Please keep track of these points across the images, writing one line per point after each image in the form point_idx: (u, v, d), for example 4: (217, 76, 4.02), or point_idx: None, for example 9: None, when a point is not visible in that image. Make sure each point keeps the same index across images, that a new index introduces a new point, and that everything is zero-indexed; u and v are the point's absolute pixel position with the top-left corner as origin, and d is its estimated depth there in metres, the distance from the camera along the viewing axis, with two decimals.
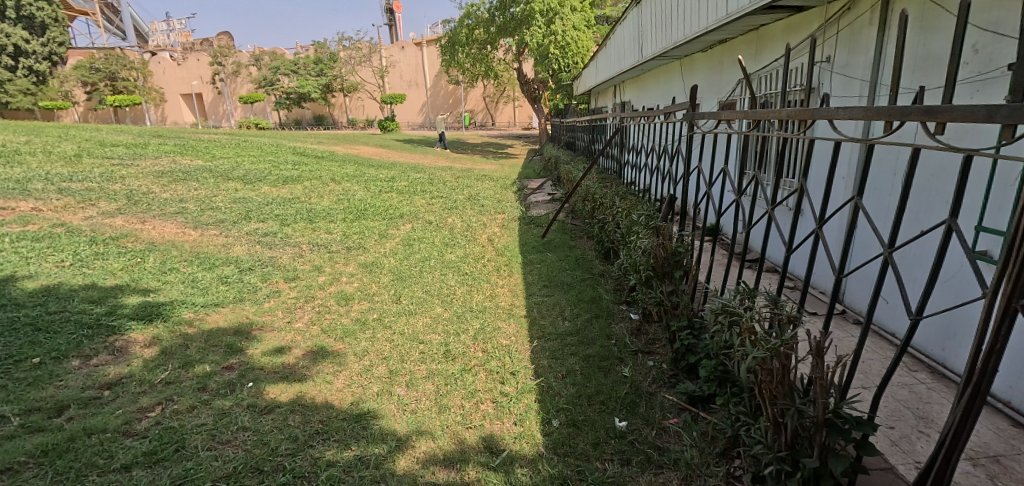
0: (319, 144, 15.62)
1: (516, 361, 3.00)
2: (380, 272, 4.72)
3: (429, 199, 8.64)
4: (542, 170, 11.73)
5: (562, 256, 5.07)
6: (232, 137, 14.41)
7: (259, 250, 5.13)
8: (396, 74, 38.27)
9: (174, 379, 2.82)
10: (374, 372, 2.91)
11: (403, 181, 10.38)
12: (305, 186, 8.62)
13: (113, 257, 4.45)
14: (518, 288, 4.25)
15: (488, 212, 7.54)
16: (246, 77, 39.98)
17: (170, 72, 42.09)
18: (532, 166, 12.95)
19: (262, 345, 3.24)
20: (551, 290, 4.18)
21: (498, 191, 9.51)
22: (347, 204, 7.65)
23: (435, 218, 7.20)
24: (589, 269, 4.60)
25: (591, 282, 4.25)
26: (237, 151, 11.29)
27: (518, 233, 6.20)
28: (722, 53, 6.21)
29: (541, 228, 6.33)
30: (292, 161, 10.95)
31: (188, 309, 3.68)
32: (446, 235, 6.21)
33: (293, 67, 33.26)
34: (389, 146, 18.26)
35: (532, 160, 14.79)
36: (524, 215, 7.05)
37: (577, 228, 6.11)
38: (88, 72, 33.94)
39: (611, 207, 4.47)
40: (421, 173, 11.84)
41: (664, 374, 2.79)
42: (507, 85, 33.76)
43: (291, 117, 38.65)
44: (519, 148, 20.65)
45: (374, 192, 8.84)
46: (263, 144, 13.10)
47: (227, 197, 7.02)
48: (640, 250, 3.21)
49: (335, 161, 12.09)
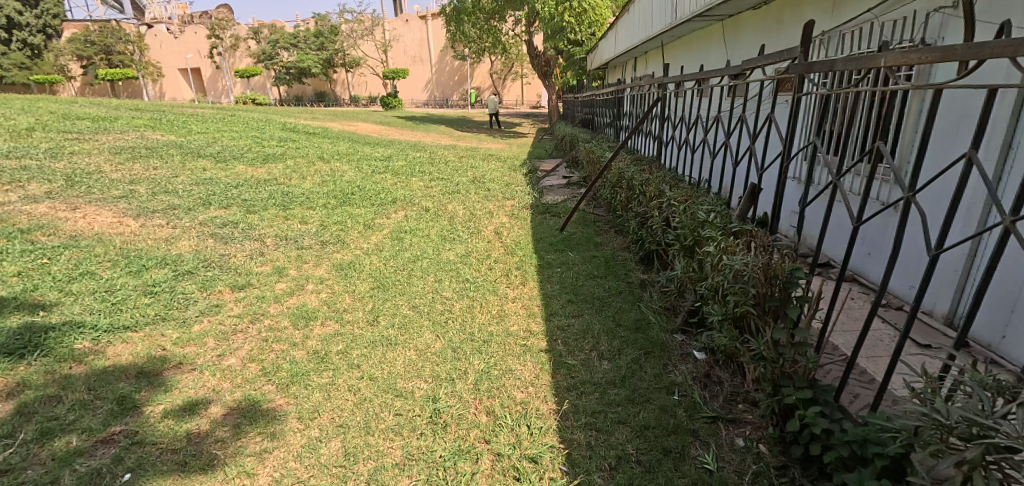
0: (314, 119, 14.54)
1: (537, 436, 2.02)
2: (358, 277, 3.69)
3: (429, 182, 7.58)
4: (555, 150, 10.61)
5: (588, 258, 4.04)
6: (219, 111, 13.31)
7: (210, 245, 4.11)
8: (400, 49, 36.77)
9: (13, 467, 1.85)
10: (322, 454, 1.93)
11: (401, 161, 9.30)
12: (287, 165, 7.58)
13: (12, 256, 3.45)
14: (534, 302, 3.24)
15: (496, 197, 6.49)
16: (245, 51, 38.60)
17: (167, 45, 40.76)
18: (543, 146, 11.83)
19: (170, 399, 2.25)
20: (578, 306, 3.17)
21: (507, 173, 8.44)
22: (332, 187, 6.61)
23: (435, 204, 6.15)
24: (625, 276, 3.58)
25: (631, 297, 3.24)
26: (219, 126, 10.22)
27: (531, 225, 5.17)
28: (780, 9, 5.03)
29: (559, 218, 5.29)
30: (278, 137, 9.88)
31: (85, 336, 2.69)
32: (446, 226, 5.17)
33: (292, 42, 31.86)
34: (390, 123, 17.11)
35: (543, 139, 13.66)
36: (537, 202, 5.99)
37: (601, 220, 5.06)
38: (82, 46, 32.89)
39: (657, 197, 3.41)
40: (422, 152, 10.75)
41: (766, 469, 1.82)
42: (515, 60, 32.22)
43: (293, 94, 37.47)
44: (528, 127, 19.43)
45: (367, 173, 7.78)
46: (251, 119, 12.02)
47: (190, 178, 5.99)
48: (723, 270, 2.13)
49: (327, 137, 11.01)
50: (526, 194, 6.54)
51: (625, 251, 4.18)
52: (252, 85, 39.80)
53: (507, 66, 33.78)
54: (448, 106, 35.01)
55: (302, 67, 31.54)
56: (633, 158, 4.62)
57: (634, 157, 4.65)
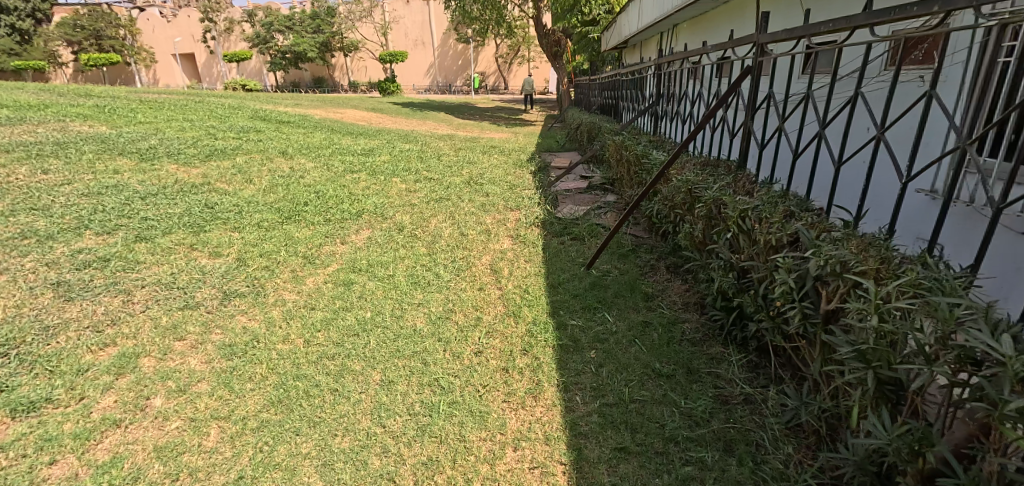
0: (297, 106, 12.90)
1: None
2: (253, 373, 2.18)
3: (416, 183, 6.00)
4: (570, 140, 8.99)
5: (639, 329, 2.51)
6: (187, 97, 11.72)
7: (37, 310, 2.61)
8: (400, 31, 34.79)
9: None
10: None
11: (385, 155, 7.70)
12: (236, 162, 6.00)
13: None
14: (552, 452, 1.75)
15: (496, 207, 4.92)
16: (240, 34, 36.84)
17: (160, 29, 39.08)
18: (555, 136, 10.19)
19: None
20: (638, 467, 1.67)
21: (512, 171, 6.83)
22: (283, 191, 5.05)
23: (414, 218, 4.56)
24: (713, 380, 2.06)
25: (739, 443, 1.74)
26: (174, 114, 8.64)
27: (545, 253, 3.63)
28: None
29: (583, 244, 3.75)
30: (241, 126, 8.28)
31: None
32: (424, 255, 3.60)
33: (288, 24, 29.97)
34: (383, 109, 15.42)
35: (554, 128, 12.02)
36: (551, 216, 4.40)
37: (645, 251, 3.52)
38: (70, 31, 31.36)
39: (782, 249, 1.85)
40: (413, 144, 9.13)
41: None
42: (522, 42, 30.29)
43: (290, 80, 35.87)
44: (536, 114, 17.71)
45: (337, 171, 6.18)
46: (218, 106, 10.40)
47: (83, 185, 4.45)
48: None
49: (303, 126, 9.40)
50: (536, 202, 4.96)
51: (697, 315, 2.62)
52: (247, 69, 38.11)
53: (514, 48, 31.83)
54: (451, 92, 33.25)
55: (299, 52, 29.80)
56: (700, 160, 2.97)
57: (700, 159, 3.00)
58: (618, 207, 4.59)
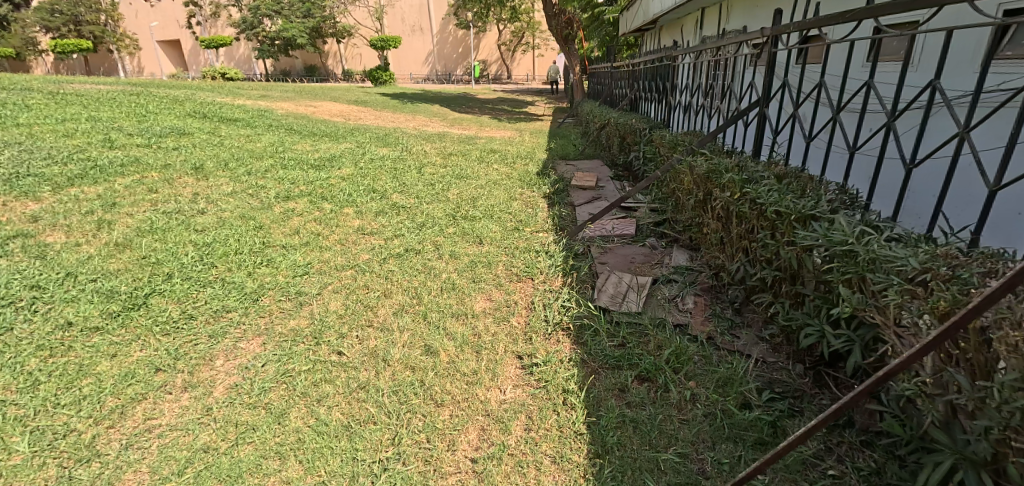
0: (262, 98, 10.82)
1: None
2: None
3: (378, 216, 4.05)
4: (591, 143, 7.05)
5: None
6: (124, 88, 9.62)
7: None
8: (396, 16, 32.54)
9: None
10: None
11: (348, 164, 5.71)
12: (110, 188, 4.04)
13: None
14: None
15: (494, 272, 3.02)
16: (227, 18, 34.43)
17: (143, 13, 36.68)
18: (569, 137, 8.24)
19: None
20: None
21: (518, 192, 4.89)
22: (149, 244, 3.11)
23: (352, 300, 2.63)
24: None
25: None
26: (78, 110, 6.60)
27: (591, 421, 1.77)
28: None
29: (667, 391, 1.91)
30: (162, 125, 6.30)
31: None
32: (337, 437, 1.71)
33: (276, 8, 27.49)
34: (368, 101, 13.34)
35: (565, 126, 10.05)
36: (592, 305, 2.52)
37: (807, 431, 1.70)
38: (46, 16, 29.12)
39: None
40: (391, 147, 7.13)
41: None
42: (527, 28, 28.18)
43: (280, 68, 33.72)
44: (542, 107, 15.70)
45: (264, 197, 4.22)
46: (152, 99, 8.34)
47: None
48: None
49: (252, 124, 7.40)
50: (559, 262, 3.06)
51: None
52: (234, 55, 35.78)
53: (517, 35, 29.57)
54: (449, 83, 31.14)
55: (288, 38, 27.50)
56: None
57: None
58: (702, 284, 2.70)
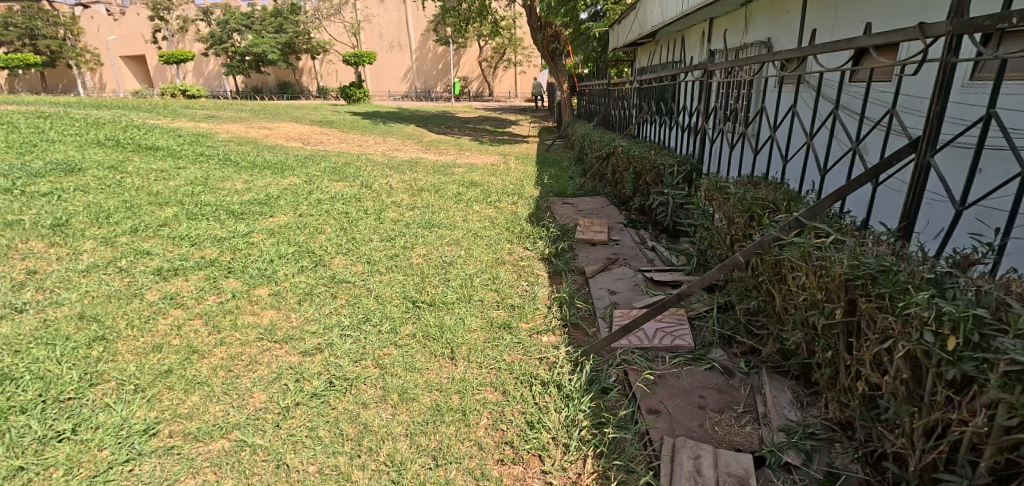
0: (209, 119, 9.43)
1: None
2: None
3: (303, 301, 2.76)
4: (589, 174, 5.91)
5: None
6: (36, 108, 8.11)
7: None
8: (373, 31, 31.49)
9: None
10: None
11: (284, 209, 4.42)
12: None
13: None
14: None
15: (473, 436, 1.78)
16: (194, 32, 32.80)
17: (105, 26, 34.82)
18: (561, 166, 7.09)
19: None
20: None
21: (505, 250, 3.68)
22: None
23: None
24: None
25: None
26: None
27: None
28: None
29: None
30: (48, 159, 4.93)
31: None
32: None
33: (245, 23, 26.10)
34: (336, 121, 12.05)
35: (555, 150, 8.92)
36: None
37: None
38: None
39: None
40: (349, 181, 5.86)
41: None
42: (509, 44, 27.41)
43: (251, 85, 32.26)
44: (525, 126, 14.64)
45: (138, 273, 2.91)
46: (59, 123, 6.90)
47: None
48: None
49: (178, 153, 6.05)
50: (585, 414, 1.84)
51: None
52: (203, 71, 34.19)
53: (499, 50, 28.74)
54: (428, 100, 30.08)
55: (258, 54, 26.08)
56: None
57: None
58: (847, 480, 1.50)
